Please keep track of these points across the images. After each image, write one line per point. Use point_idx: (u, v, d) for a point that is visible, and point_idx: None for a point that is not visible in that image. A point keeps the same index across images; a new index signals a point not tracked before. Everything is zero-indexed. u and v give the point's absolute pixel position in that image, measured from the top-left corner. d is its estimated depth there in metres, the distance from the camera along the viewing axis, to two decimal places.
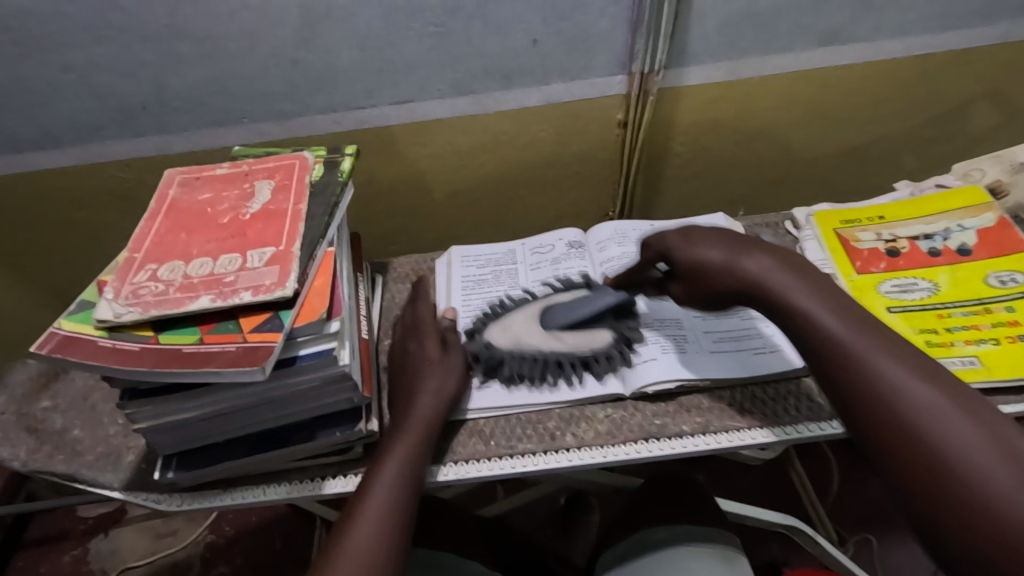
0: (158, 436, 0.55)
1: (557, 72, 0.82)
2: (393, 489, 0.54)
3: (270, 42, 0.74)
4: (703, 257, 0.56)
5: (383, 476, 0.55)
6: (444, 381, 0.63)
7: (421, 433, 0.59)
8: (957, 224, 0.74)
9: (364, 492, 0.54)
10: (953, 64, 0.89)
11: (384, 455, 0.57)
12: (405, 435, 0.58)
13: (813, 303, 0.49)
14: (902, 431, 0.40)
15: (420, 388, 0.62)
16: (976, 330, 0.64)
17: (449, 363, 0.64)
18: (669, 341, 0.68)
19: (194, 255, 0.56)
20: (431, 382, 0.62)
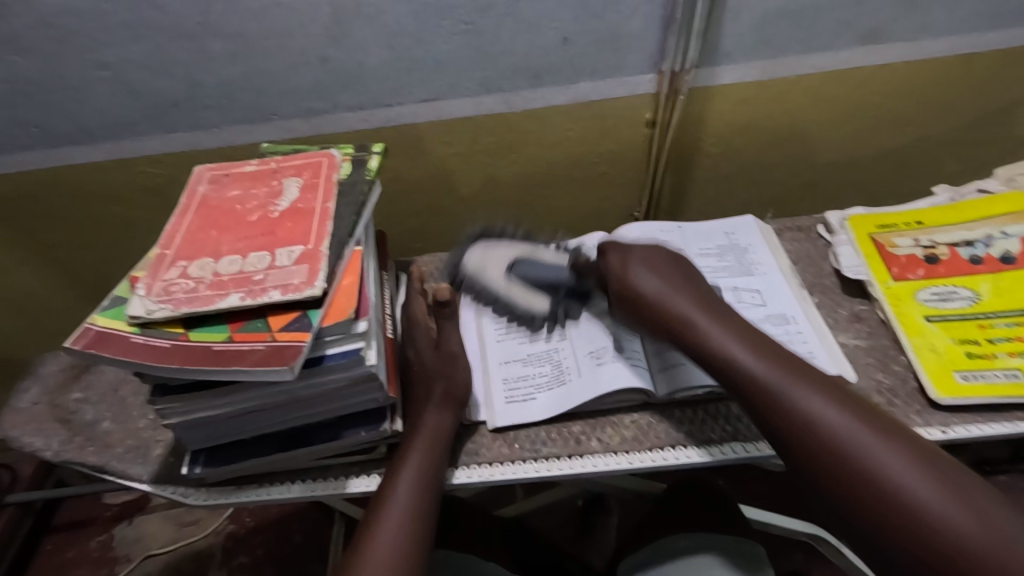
0: (187, 432, 0.55)
1: (587, 71, 0.81)
2: (407, 503, 0.54)
3: (301, 40, 0.74)
4: (647, 297, 0.60)
5: (395, 492, 0.54)
6: (445, 381, 0.63)
7: (427, 450, 0.57)
8: (1000, 231, 0.71)
9: (379, 505, 0.54)
10: (1000, 63, 0.85)
11: (398, 466, 0.56)
12: (412, 450, 0.57)
13: (764, 363, 0.51)
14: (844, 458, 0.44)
15: (427, 400, 0.61)
16: (1020, 342, 0.61)
17: (446, 366, 0.64)
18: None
19: (224, 253, 0.56)
20: (433, 392, 0.62)
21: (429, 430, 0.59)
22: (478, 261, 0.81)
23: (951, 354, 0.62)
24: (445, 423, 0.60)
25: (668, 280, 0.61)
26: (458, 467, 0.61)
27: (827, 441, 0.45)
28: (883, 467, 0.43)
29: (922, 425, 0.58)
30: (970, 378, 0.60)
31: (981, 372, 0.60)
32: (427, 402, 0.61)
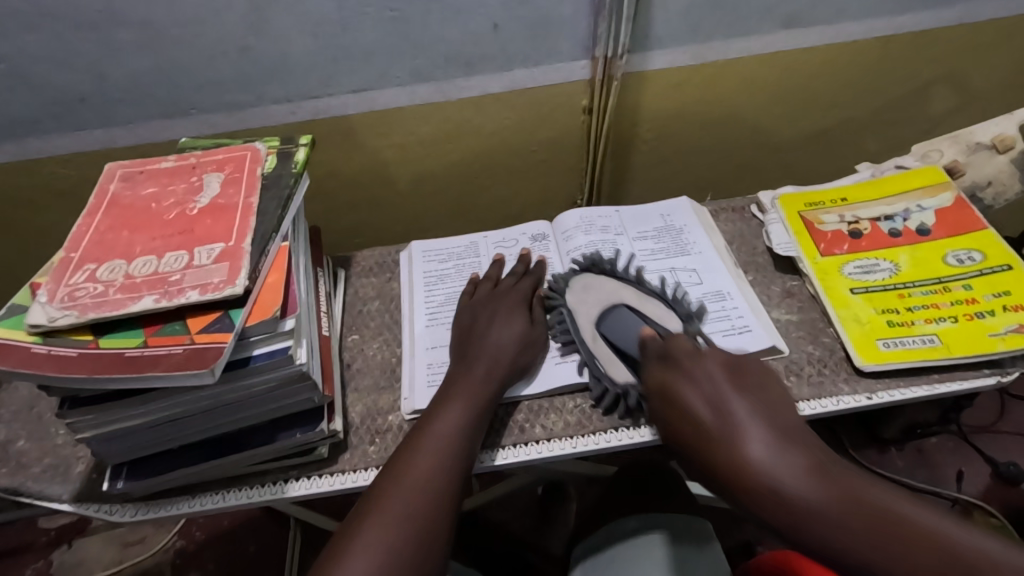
0: (105, 444, 0.52)
1: (520, 57, 0.80)
2: (419, 492, 0.51)
3: (217, 29, 0.71)
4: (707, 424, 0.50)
5: (412, 478, 0.52)
6: (511, 345, 0.63)
7: (450, 444, 0.55)
8: (916, 204, 0.75)
9: (388, 492, 0.51)
10: (912, 46, 0.90)
11: (423, 439, 0.55)
12: (429, 439, 0.55)
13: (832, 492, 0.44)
14: None
15: (465, 382, 0.59)
16: (936, 308, 0.65)
17: (500, 336, 0.63)
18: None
19: (137, 253, 0.53)
20: (470, 376, 0.60)
21: (460, 416, 0.57)
22: (578, 298, 0.69)
23: (874, 323, 0.65)
24: (484, 402, 0.59)
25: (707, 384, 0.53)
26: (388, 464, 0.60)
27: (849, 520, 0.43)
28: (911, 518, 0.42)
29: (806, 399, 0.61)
30: (891, 346, 0.62)
31: (901, 340, 0.63)
32: (463, 385, 0.59)
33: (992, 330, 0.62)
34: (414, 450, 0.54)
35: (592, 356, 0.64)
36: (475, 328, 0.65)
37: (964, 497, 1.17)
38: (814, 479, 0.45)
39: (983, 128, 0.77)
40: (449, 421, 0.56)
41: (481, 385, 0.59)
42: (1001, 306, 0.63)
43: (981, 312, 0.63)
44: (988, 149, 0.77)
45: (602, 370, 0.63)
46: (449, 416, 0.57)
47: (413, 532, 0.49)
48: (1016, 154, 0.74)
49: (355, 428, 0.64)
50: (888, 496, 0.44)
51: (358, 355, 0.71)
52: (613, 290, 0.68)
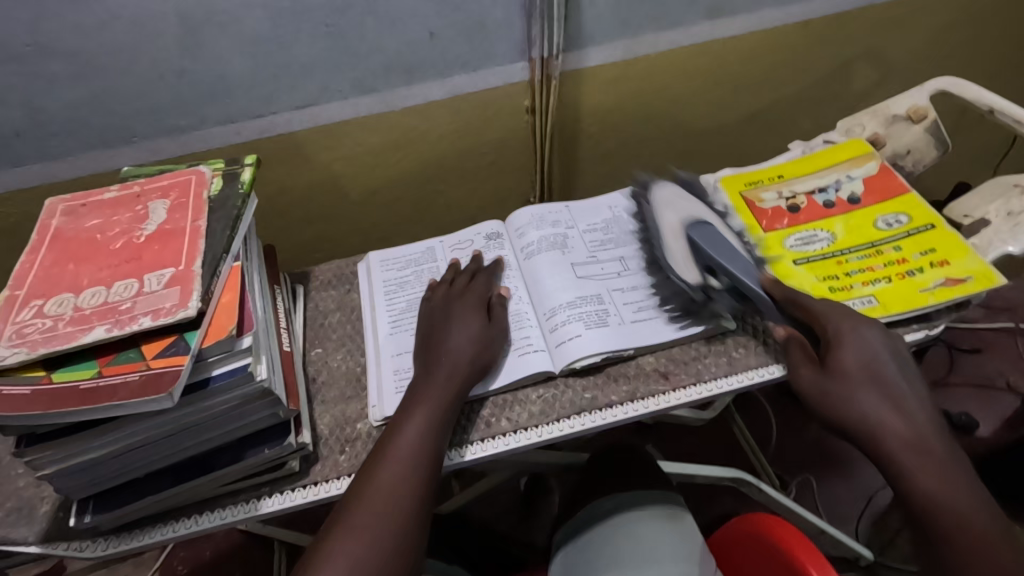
0: (66, 481, 0.52)
1: (460, 63, 0.82)
2: (386, 501, 0.52)
3: (152, 56, 0.71)
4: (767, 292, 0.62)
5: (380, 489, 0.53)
6: (477, 348, 0.64)
7: (413, 452, 0.56)
8: (845, 175, 0.79)
9: (354, 509, 0.52)
10: (829, 27, 0.95)
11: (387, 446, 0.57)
12: (394, 449, 0.56)
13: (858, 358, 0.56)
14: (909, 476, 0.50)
15: (427, 391, 0.60)
16: (871, 271, 0.69)
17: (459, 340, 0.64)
18: (590, 312, 0.70)
19: (85, 285, 0.53)
20: (430, 387, 0.61)
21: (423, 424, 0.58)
22: (665, 197, 0.78)
23: (817, 290, 0.68)
24: (444, 409, 0.59)
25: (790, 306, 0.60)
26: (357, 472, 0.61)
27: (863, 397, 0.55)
28: (926, 488, 0.49)
29: (753, 368, 0.65)
30: None
31: (842, 303, 0.66)
32: (424, 395, 0.60)
33: (923, 285, 0.66)
34: (379, 462, 0.55)
35: (667, 255, 0.73)
36: (433, 332, 0.67)
37: None
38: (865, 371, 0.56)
39: (898, 100, 0.82)
40: (411, 430, 0.57)
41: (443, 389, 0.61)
42: (929, 262, 0.68)
43: (912, 270, 0.68)
44: (904, 120, 0.82)
45: (676, 272, 0.71)
46: (412, 425, 0.57)
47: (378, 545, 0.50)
48: (929, 123, 0.79)
49: (324, 438, 0.64)
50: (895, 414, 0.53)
51: (323, 368, 0.71)
52: (696, 207, 0.76)
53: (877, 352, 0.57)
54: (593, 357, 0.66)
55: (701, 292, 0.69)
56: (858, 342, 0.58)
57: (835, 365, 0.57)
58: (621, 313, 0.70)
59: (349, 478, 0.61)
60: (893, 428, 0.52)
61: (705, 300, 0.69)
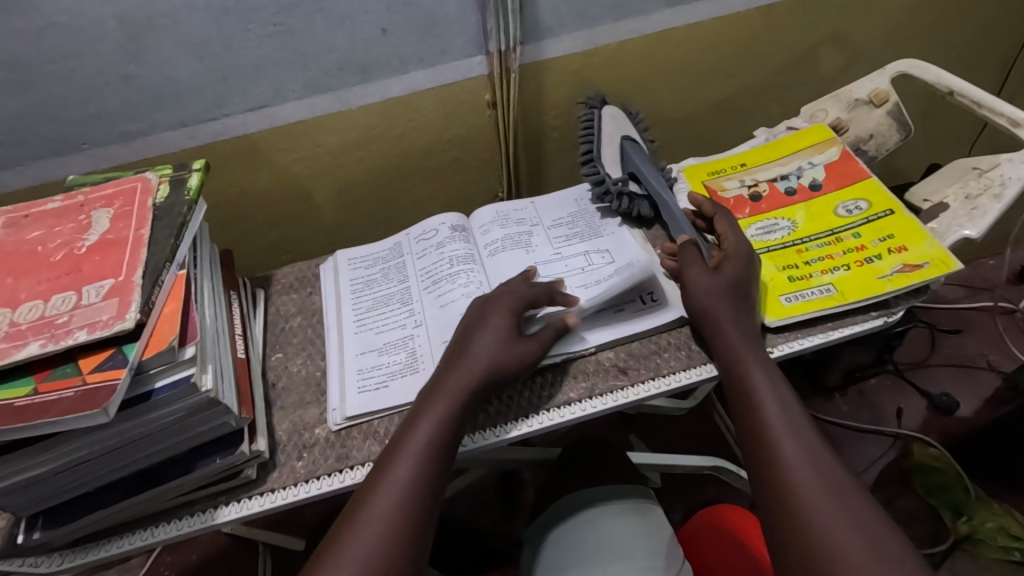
0: (11, 498, 0.51)
1: (415, 59, 0.81)
2: (395, 519, 0.50)
3: (95, 60, 0.69)
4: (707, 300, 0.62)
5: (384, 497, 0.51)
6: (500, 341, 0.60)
7: (419, 464, 0.53)
8: (807, 161, 0.78)
9: (353, 522, 0.50)
10: (793, 11, 0.94)
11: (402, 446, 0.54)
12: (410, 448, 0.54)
13: (777, 405, 0.54)
14: (793, 527, 0.47)
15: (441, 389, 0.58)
16: (830, 259, 0.68)
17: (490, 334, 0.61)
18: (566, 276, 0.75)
19: (22, 299, 0.52)
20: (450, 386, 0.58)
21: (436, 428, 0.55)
22: (614, 113, 0.81)
23: (776, 280, 0.68)
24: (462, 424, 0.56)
25: (727, 327, 0.60)
26: (318, 477, 0.61)
27: (770, 444, 0.52)
28: (837, 539, 0.45)
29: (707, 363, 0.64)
30: (792, 300, 0.65)
31: (800, 292, 0.66)
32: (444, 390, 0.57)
33: (880, 272, 0.65)
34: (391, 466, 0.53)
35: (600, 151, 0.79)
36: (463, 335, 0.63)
37: (903, 432, 1.25)
38: (781, 415, 0.54)
39: (860, 85, 0.81)
40: (418, 442, 0.54)
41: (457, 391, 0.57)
42: (887, 249, 0.67)
43: (870, 257, 0.67)
44: (866, 104, 0.81)
45: (603, 167, 0.79)
46: (423, 431, 0.55)
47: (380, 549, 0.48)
48: (891, 106, 0.79)
49: (282, 445, 0.64)
50: (798, 457, 0.50)
51: (283, 373, 0.71)
52: (631, 126, 0.82)
53: (789, 400, 0.55)
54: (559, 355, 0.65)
55: (622, 186, 0.77)
56: (772, 392, 0.55)
57: (721, 271, 0.64)
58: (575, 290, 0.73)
59: (311, 483, 0.60)
60: (803, 478, 0.49)
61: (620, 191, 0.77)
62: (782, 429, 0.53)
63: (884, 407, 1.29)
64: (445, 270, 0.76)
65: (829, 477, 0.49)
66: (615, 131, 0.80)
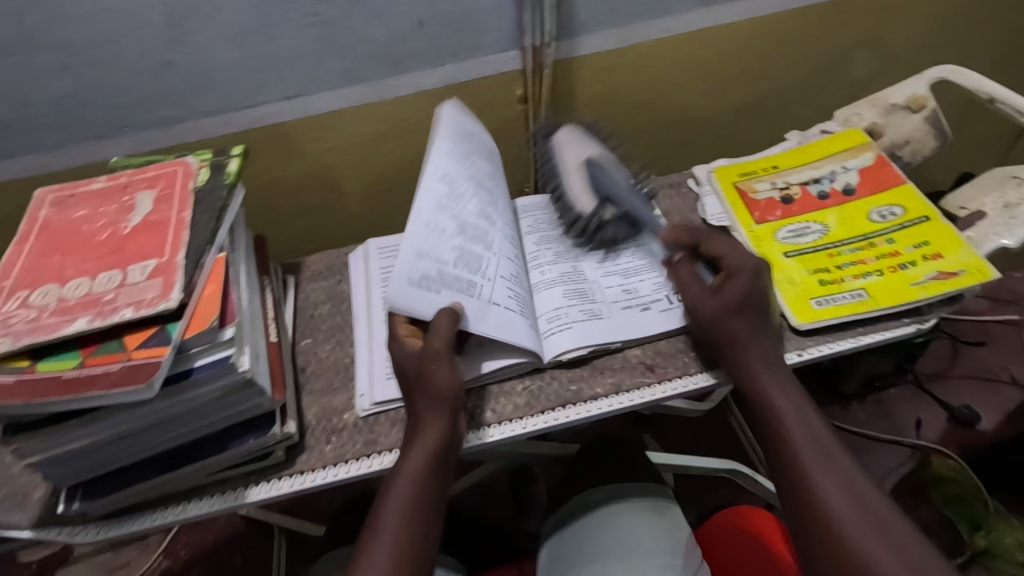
0: (54, 469, 0.53)
1: (449, 53, 0.82)
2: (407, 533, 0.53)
3: (138, 45, 0.71)
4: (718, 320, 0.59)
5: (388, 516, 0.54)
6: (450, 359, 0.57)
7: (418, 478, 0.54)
8: (841, 166, 0.78)
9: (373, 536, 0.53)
10: (829, 14, 0.93)
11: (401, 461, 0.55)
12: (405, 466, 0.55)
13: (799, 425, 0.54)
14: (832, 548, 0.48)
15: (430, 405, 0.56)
16: (863, 264, 0.68)
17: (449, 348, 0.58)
18: (467, 258, 0.64)
19: (70, 276, 0.53)
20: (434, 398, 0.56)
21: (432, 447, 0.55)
22: (567, 139, 0.81)
23: (807, 283, 0.67)
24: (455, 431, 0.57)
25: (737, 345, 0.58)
26: (355, 460, 0.62)
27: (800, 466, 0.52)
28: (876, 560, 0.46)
29: None
30: (823, 303, 0.65)
31: (831, 296, 0.66)
32: (435, 406, 0.56)
33: (915, 279, 0.65)
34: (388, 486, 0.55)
35: (567, 187, 0.78)
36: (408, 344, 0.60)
37: (922, 443, 1.23)
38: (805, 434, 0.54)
39: (897, 90, 0.80)
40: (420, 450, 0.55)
41: (443, 407, 0.56)
42: (922, 256, 0.66)
43: (904, 263, 0.67)
44: (904, 109, 0.80)
45: (575, 203, 0.77)
46: (418, 446, 0.55)
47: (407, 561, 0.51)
48: (929, 112, 0.77)
49: (311, 429, 0.65)
50: (828, 479, 0.51)
51: (312, 358, 0.72)
52: (591, 143, 0.80)
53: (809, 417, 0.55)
54: (582, 350, 0.66)
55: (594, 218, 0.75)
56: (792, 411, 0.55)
57: (723, 292, 0.60)
58: (493, 293, 0.64)
59: (335, 468, 0.61)
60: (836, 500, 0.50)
61: (596, 223, 0.75)
62: (806, 448, 0.53)
63: (902, 417, 1.28)
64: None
65: (858, 496, 0.50)
66: (577, 159, 0.79)
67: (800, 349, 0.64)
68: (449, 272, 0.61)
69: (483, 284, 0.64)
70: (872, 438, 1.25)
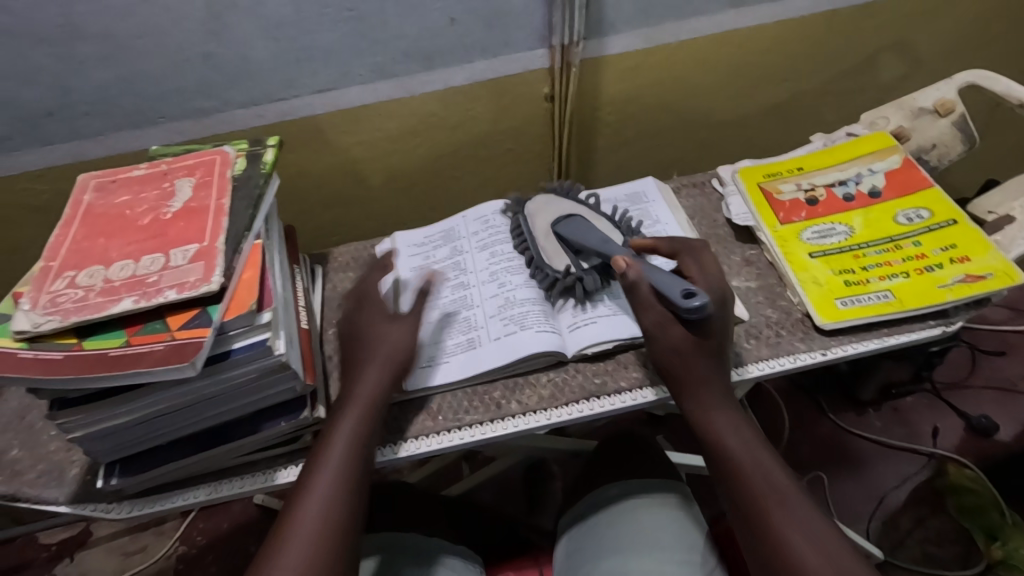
0: (94, 445, 0.54)
1: (478, 49, 0.83)
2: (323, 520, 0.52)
3: (178, 38, 0.73)
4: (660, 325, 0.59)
5: (301, 524, 0.52)
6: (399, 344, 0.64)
7: (344, 464, 0.55)
8: (867, 168, 0.78)
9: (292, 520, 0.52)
10: (856, 17, 0.93)
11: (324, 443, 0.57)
12: (326, 462, 0.55)
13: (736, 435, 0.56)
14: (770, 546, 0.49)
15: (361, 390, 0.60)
16: (888, 266, 0.68)
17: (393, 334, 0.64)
18: (460, 325, 0.72)
19: (114, 258, 0.55)
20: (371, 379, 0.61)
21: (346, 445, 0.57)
22: (537, 207, 0.78)
23: (832, 284, 0.68)
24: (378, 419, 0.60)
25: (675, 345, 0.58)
26: (387, 445, 0.63)
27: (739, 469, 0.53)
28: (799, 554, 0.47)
29: (764, 359, 0.64)
30: (848, 304, 0.66)
31: (856, 297, 0.66)
32: (350, 407, 0.59)
33: (941, 281, 0.65)
34: (303, 491, 0.54)
35: (541, 253, 0.74)
36: (354, 335, 0.65)
37: (939, 452, 1.22)
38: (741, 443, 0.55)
39: (925, 94, 0.80)
40: (348, 427, 0.58)
41: (364, 406, 0.59)
42: (948, 259, 0.67)
43: (930, 266, 0.67)
44: (931, 113, 0.80)
45: (547, 265, 0.73)
46: (337, 445, 0.57)
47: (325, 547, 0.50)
48: (956, 116, 0.77)
49: None
50: (766, 479, 0.52)
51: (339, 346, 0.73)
52: (565, 205, 0.77)
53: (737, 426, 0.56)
54: (607, 344, 0.66)
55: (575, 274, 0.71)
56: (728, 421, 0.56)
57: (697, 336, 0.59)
58: (491, 334, 0.69)
59: None
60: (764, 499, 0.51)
61: (574, 279, 0.70)
62: (742, 453, 0.54)
63: (919, 425, 1.27)
64: (502, 264, 0.77)
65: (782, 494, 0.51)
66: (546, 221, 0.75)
67: (826, 349, 0.64)
68: (449, 344, 0.70)
69: (480, 333, 0.70)
70: (888, 446, 1.25)
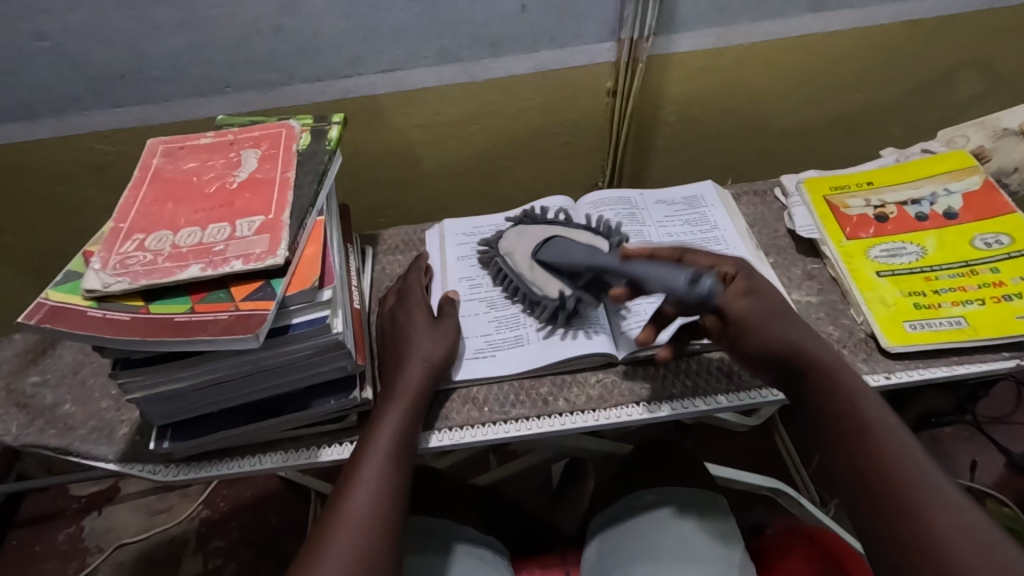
0: (151, 406, 0.55)
1: (546, 39, 0.82)
2: (368, 512, 0.51)
3: (252, 8, 0.73)
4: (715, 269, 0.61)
5: (350, 512, 0.51)
6: (433, 344, 0.64)
7: (389, 457, 0.55)
8: (943, 188, 0.75)
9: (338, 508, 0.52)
10: (940, 30, 0.89)
11: (368, 435, 0.56)
12: (369, 456, 0.55)
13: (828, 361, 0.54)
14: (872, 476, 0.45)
15: (398, 391, 0.60)
16: (963, 291, 0.65)
17: (437, 334, 0.65)
18: (506, 320, 0.71)
19: (182, 225, 0.55)
20: (407, 380, 0.60)
21: (389, 440, 0.56)
22: (511, 242, 0.74)
23: (901, 305, 0.65)
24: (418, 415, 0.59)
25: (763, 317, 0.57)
26: (432, 431, 0.62)
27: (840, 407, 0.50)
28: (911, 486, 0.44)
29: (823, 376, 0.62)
30: (917, 328, 0.63)
31: (927, 321, 0.63)
32: (396, 399, 0.59)
33: (1019, 312, 0.62)
34: (349, 481, 0.54)
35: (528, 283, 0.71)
36: (395, 332, 0.66)
37: (976, 485, 1.18)
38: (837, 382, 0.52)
39: (1011, 114, 0.77)
40: (391, 422, 0.57)
41: (409, 399, 0.59)
42: None
43: (1009, 295, 0.64)
44: (1016, 135, 0.76)
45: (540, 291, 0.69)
46: (381, 435, 0.56)
47: (371, 537, 0.50)
48: None
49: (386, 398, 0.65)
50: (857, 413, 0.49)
51: None
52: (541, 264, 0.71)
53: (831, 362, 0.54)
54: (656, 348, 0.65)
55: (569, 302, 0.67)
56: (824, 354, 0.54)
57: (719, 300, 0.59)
58: (539, 333, 0.69)
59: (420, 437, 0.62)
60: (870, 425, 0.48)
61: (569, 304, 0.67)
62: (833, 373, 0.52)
63: (957, 457, 1.22)
64: None
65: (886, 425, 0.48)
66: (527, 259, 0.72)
67: (891, 372, 0.61)
68: (494, 338, 0.69)
69: (528, 330, 0.69)
70: None
